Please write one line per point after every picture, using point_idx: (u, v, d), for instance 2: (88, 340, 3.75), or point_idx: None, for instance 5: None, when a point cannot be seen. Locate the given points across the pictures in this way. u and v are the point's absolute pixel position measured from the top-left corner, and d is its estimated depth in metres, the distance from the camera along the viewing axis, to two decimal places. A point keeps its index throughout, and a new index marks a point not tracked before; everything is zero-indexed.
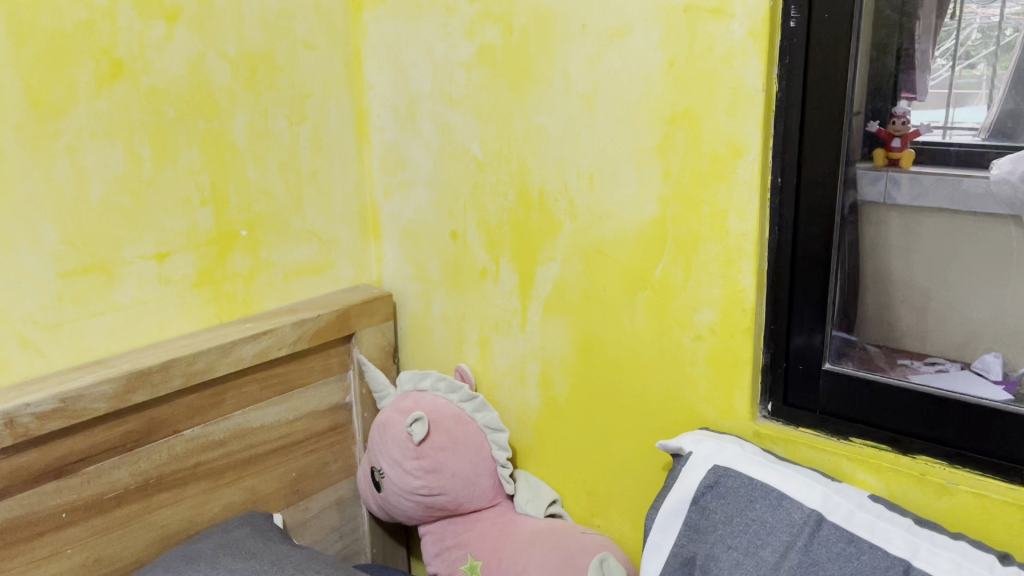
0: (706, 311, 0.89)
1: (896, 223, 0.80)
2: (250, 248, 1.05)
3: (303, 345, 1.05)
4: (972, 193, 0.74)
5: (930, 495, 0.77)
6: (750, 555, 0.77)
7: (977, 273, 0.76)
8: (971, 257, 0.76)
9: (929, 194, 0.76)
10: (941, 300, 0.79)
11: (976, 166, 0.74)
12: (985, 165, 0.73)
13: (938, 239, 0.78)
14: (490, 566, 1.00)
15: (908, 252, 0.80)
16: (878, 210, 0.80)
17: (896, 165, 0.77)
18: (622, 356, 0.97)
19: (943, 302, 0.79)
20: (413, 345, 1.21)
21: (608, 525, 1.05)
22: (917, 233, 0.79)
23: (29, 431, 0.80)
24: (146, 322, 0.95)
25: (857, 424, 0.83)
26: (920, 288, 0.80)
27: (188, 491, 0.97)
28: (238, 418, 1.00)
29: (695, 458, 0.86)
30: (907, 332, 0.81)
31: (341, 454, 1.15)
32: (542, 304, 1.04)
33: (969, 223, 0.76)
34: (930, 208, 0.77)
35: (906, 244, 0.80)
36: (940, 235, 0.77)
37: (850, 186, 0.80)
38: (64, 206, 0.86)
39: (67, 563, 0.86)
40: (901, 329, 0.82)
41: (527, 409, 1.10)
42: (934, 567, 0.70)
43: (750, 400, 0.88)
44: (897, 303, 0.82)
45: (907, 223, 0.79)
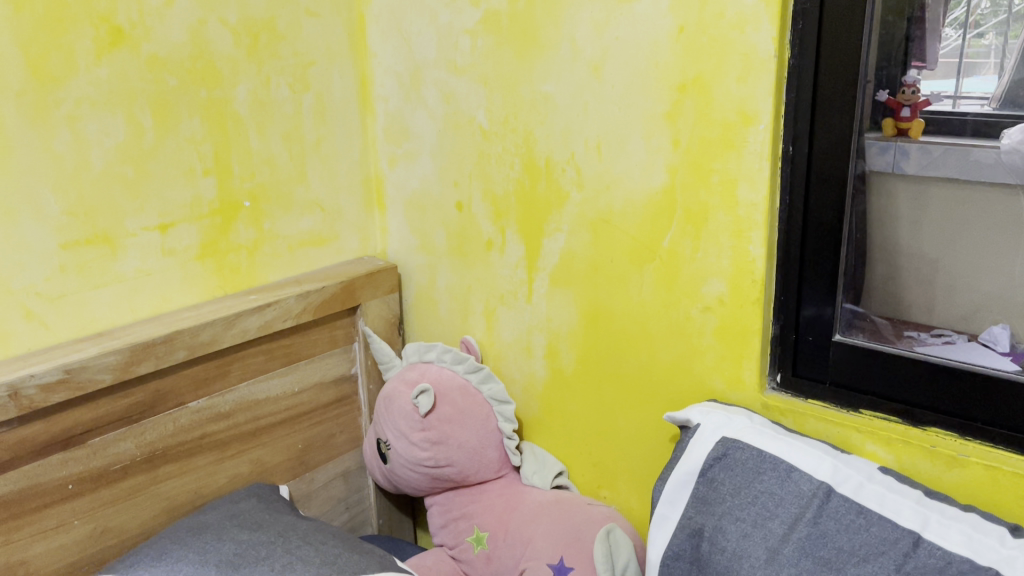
0: (715, 282, 0.87)
1: (904, 194, 0.79)
2: (254, 219, 1.04)
3: (308, 317, 1.04)
4: (982, 163, 0.74)
5: (941, 467, 0.76)
6: (758, 527, 0.77)
7: (985, 244, 0.76)
8: (979, 228, 0.76)
9: (938, 164, 0.76)
10: (948, 272, 0.79)
11: (986, 136, 0.73)
12: (995, 135, 0.73)
13: (947, 210, 0.77)
14: (496, 537, 1.00)
15: (917, 223, 0.79)
16: (887, 180, 0.79)
17: (907, 135, 0.77)
18: (630, 328, 0.96)
19: (951, 274, 0.79)
20: (419, 317, 1.20)
21: (614, 497, 1.05)
22: (926, 204, 0.78)
23: (34, 403, 0.79)
24: (150, 293, 0.95)
25: (867, 396, 0.82)
26: (928, 259, 0.80)
27: (195, 463, 0.97)
28: (244, 390, 1.00)
29: (703, 429, 0.86)
30: (914, 304, 0.81)
31: (347, 426, 1.15)
32: (549, 276, 1.03)
33: (979, 194, 0.75)
34: (938, 178, 0.77)
35: (915, 215, 0.79)
36: (948, 206, 0.77)
37: (860, 155, 0.79)
38: (66, 176, 0.85)
39: (75, 534, 0.86)
40: (908, 300, 0.81)
41: (533, 381, 1.09)
42: (944, 539, 0.70)
43: (759, 371, 0.87)
44: (905, 274, 0.81)
45: (916, 194, 0.79)
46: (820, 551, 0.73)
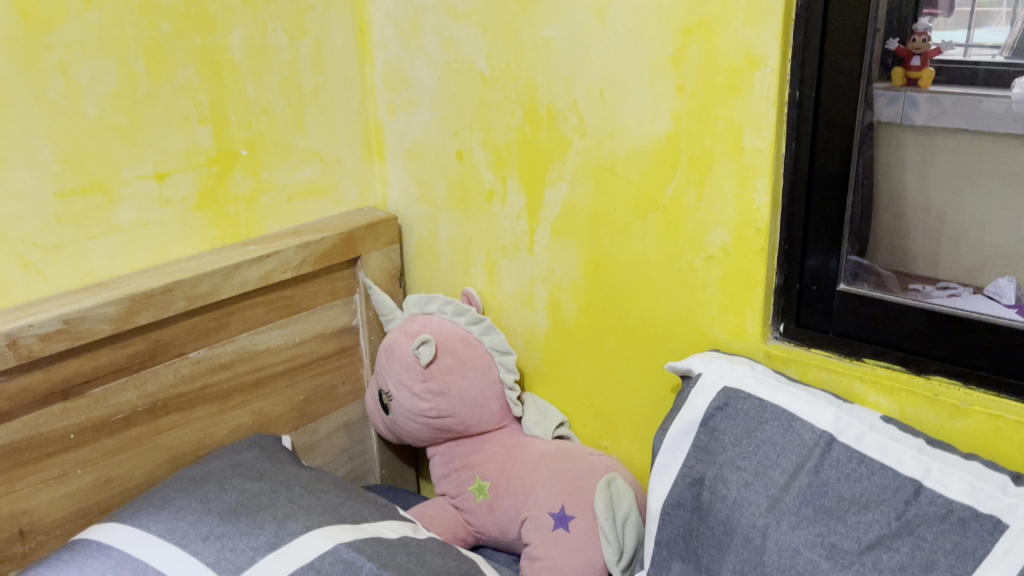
0: (719, 231, 0.86)
1: (912, 143, 0.77)
2: (252, 169, 1.03)
3: (308, 268, 1.03)
4: (992, 114, 0.72)
5: (944, 416, 0.76)
6: (759, 476, 0.77)
7: (994, 196, 0.75)
8: (988, 179, 0.75)
9: (948, 113, 0.74)
10: (954, 224, 0.77)
11: (997, 85, 0.71)
12: (1006, 85, 0.71)
13: (955, 159, 0.75)
14: (497, 487, 1.01)
15: (924, 173, 0.78)
16: (893, 131, 0.78)
17: (916, 85, 0.75)
18: (633, 279, 0.96)
19: (956, 226, 0.77)
20: (420, 269, 1.19)
21: (616, 447, 1.05)
22: (935, 154, 0.76)
23: (33, 353, 0.79)
24: (148, 244, 0.94)
25: (870, 346, 0.82)
26: (935, 210, 0.78)
27: (196, 413, 0.97)
28: (244, 341, 1.00)
29: (705, 379, 0.85)
30: (920, 257, 0.80)
31: (349, 377, 1.15)
32: (551, 226, 1.02)
33: (989, 144, 0.73)
34: (949, 127, 0.75)
35: (923, 166, 0.78)
36: (957, 156, 0.75)
37: (869, 106, 0.77)
38: (59, 124, 0.84)
39: (78, 483, 0.87)
40: (913, 254, 0.80)
41: (535, 332, 1.09)
42: (945, 487, 0.69)
43: (762, 321, 0.86)
44: (911, 227, 0.80)
45: (924, 145, 0.77)
46: (822, 499, 0.73)
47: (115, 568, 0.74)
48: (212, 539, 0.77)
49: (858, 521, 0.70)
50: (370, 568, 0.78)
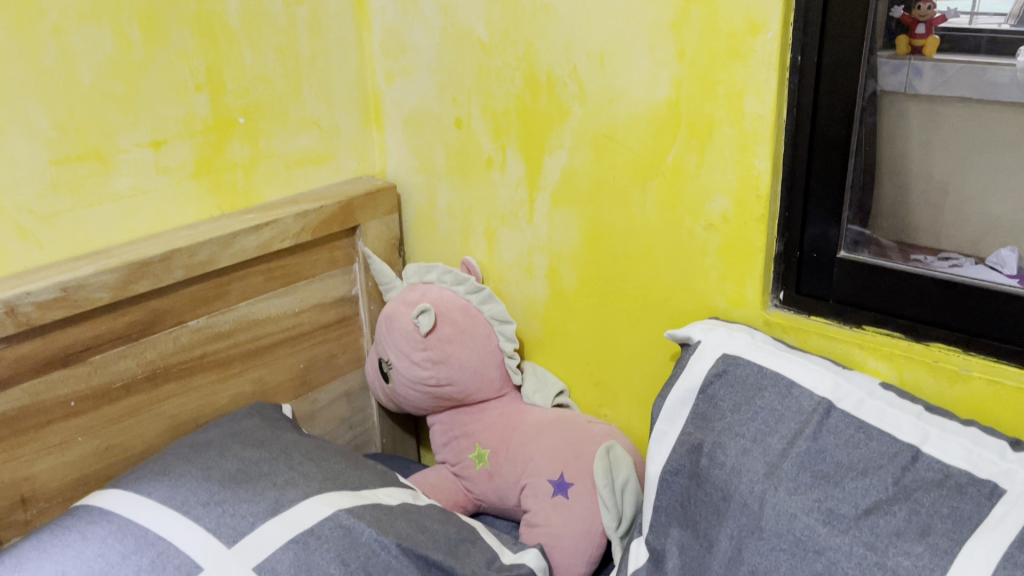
0: (719, 198, 0.86)
1: (916, 114, 0.77)
2: (249, 137, 1.02)
3: (306, 237, 1.03)
4: (997, 83, 0.72)
5: (943, 382, 0.76)
6: (757, 442, 0.77)
7: (997, 165, 0.75)
8: (991, 149, 0.75)
9: (953, 83, 0.74)
10: (957, 197, 0.77)
11: (1002, 54, 0.71)
12: (1011, 53, 0.71)
13: (959, 129, 0.76)
14: (497, 455, 1.01)
15: (927, 144, 0.78)
16: (897, 100, 0.77)
17: (920, 53, 0.74)
18: (633, 247, 0.95)
19: (959, 198, 0.77)
20: (419, 238, 1.19)
21: (615, 415, 1.05)
22: (938, 124, 0.76)
23: (32, 320, 0.79)
24: (146, 212, 0.94)
25: (870, 313, 0.81)
26: (938, 182, 0.78)
27: (196, 381, 0.97)
28: (243, 310, 1.00)
29: (704, 346, 0.85)
30: (922, 228, 0.79)
31: (349, 346, 1.15)
32: (550, 195, 1.01)
33: (992, 112, 0.74)
34: (952, 97, 0.75)
35: (925, 137, 0.77)
36: (960, 126, 0.75)
37: (871, 75, 0.76)
38: (54, 90, 0.83)
39: (80, 450, 0.87)
40: (916, 225, 0.80)
41: (535, 302, 1.09)
42: (944, 453, 0.70)
43: (762, 289, 0.86)
44: (914, 198, 0.79)
45: (927, 115, 0.77)
46: (820, 465, 0.73)
47: (117, 533, 0.74)
48: (213, 505, 0.78)
49: (856, 487, 0.70)
50: (370, 534, 0.79)
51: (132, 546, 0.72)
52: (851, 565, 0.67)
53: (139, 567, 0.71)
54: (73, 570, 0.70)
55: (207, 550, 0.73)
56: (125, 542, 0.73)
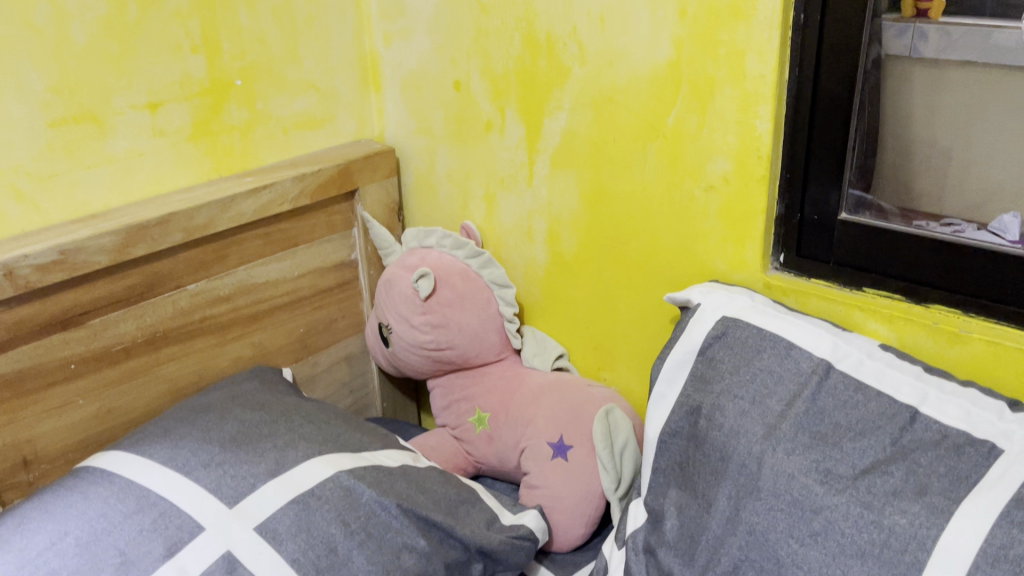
0: (720, 160, 0.85)
1: (920, 79, 0.75)
2: (246, 99, 1.01)
3: (305, 201, 1.02)
4: (1003, 47, 0.69)
5: (943, 344, 0.76)
6: (756, 404, 0.77)
7: (1002, 131, 0.72)
8: (997, 115, 0.72)
9: (957, 46, 0.71)
10: (959, 165, 0.75)
11: (1008, 17, 0.68)
12: (1016, 17, 0.68)
13: (963, 94, 0.73)
14: (497, 418, 1.02)
15: (931, 110, 0.75)
16: (901, 64, 0.75)
17: (925, 16, 0.72)
18: (633, 210, 0.95)
19: (961, 167, 0.75)
20: (418, 203, 1.19)
21: (614, 379, 1.05)
22: (942, 89, 0.74)
23: (31, 284, 0.79)
24: (143, 175, 0.93)
25: (871, 275, 0.81)
26: (941, 148, 0.76)
27: (196, 345, 0.97)
28: (242, 274, 0.99)
29: (703, 309, 0.85)
30: (925, 194, 0.78)
31: (349, 311, 1.15)
32: (550, 158, 1.00)
33: (998, 77, 0.71)
34: (958, 61, 0.72)
35: (929, 103, 0.75)
36: (965, 91, 0.73)
37: (876, 39, 0.75)
38: (48, 51, 0.82)
39: (81, 413, 0.87)
40: (918, 191, 0.78)
41: (535, 266, 1.08)
42: (942, 414, 0.70)
43: (761, 251, 0.86)
44: (916, 164, 0.78)
45: (932, 79, 0.74)
46: (818, 426, 0.73)
47: (118, 493, 0.74)
48: (213, 467, 0.78)
49: (853, 448, 0.70)
50: (370, 495, 0.80)
51: (133, 506, 0.73)
52: (848, 525, 0.67)
53: (141, 527, 0.71)
54: (75, 529, 0.71)
55: (208, 510, 0.74)
56: (127, 503, 0.73)
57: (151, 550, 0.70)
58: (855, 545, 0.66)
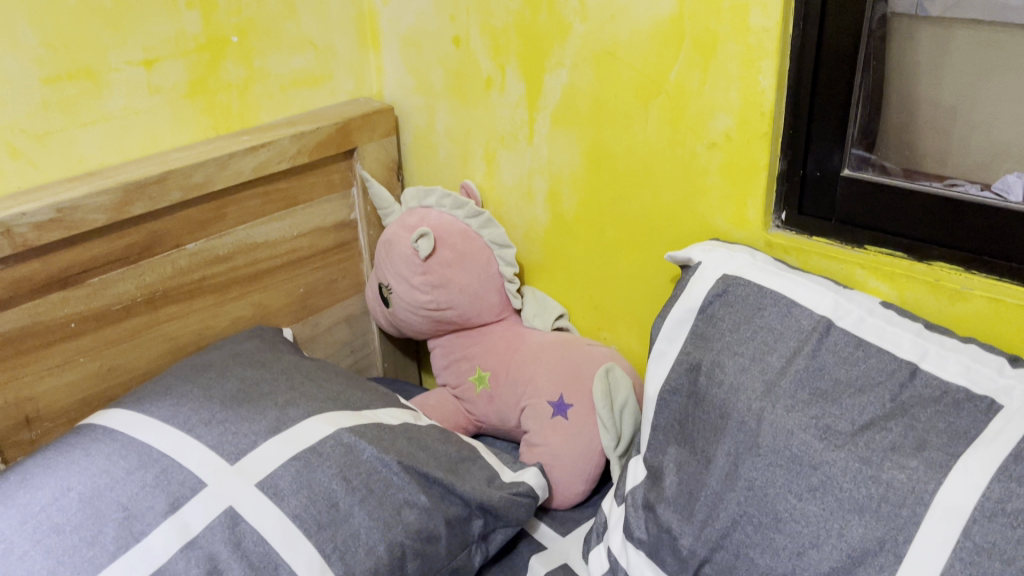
0: (722, 116, 0.84)
1: (927, 37, 0.74)
2: (243, 56, 1.00)
3: (303, 159, 1.02)
4: (1009, 6, 0.68)
5: (944, 301, 0.76)
6: (756, 361, 0.77)
7: (1008, 91, 0.71)
8: (1003, 74, 0.71)
9: (965, 4, 0.70)
10: (964, 123, 0.75)
11: None
12: None
13: (970, 53, 0.72)
14: (497, 377, 1.02)
15: (937, 69, 0.75)
16: (908, 22, 0.74)
17: None
18: (634, 168, 0.94)
19: (966, 125, 0.75)
20: (417, 162, 1.18)
21: (615, 338, 1.06)
22: (949, 48, 0.73)
23: (29, 242, 0.79)
24: (139, 133, 0.92)
25: (873, 232, 0.81)
26: (946, 107, 0.75)
27: (196, 305, 0.97)
28: (241, 233, 0.99)
29: (704, 267, 0.85)
30: (929, 154, 0.78)
31: (349, 271, 1.14)
32: (550, 115, 0.99)
33: (1005, 36, 0.70)
34: (965, 19, 0.71)
35: (935, 62, 0.74)
36: (971, 50, 0.72)
37: None
38: (41, 6, 0.81)
39: (81, 371, 0.88)
40: (923, 151, 0.78)
41: (535, 225, 1.08)
42: (942, 369, 0.70)
43: (763, 209, 0.86)
44: (921, 124, 0.77)
45: (938, 38, 0.73)
46: (818, 383, 0.73)
47: (120, 450, 0.75)
48: (214, 424, 0.78)
49: (853, 404, 0.70)
50: (371, 452, 0.80)
51: (135, 463, 0.73)
52: (846, 480, 0.67)
53: (143, 483, 0.72)
54: (78, 485, 0.71)
55: (210, 467, 0.74)
56: (129, 459, 0.74)
57: (154, 506, 0.70)
58: (854, 500, 0.66)
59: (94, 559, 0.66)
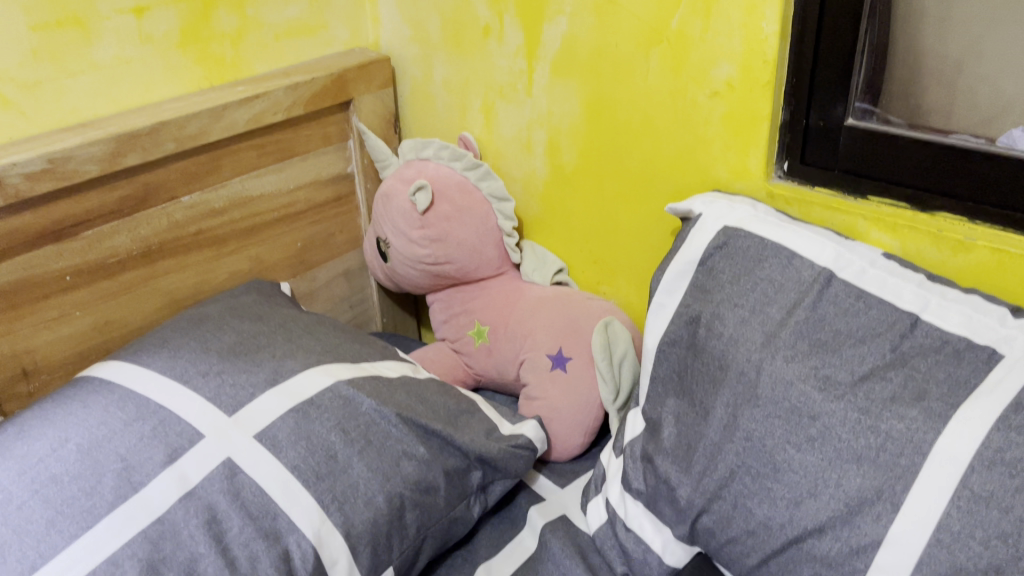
0: (725, 65, 0.83)
1: None
2: (236, 5, 0.97)
3: (299, 111, 1.00)
4: None
5: (947, 253, 0.75)
6: (756, 313, 0.76)
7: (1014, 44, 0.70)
8: (1009, 27, 0.70)
9: None
10: (970, 76, 0.74)
11: None
12: None
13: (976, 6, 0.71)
14: (496, 332, 1.02)
15: (943, 21, 0.74)
16: None
17: None
18: (634, 118, 0.92)
19: (973, 78, 0.74)
20: (415, 114, 1.16)
21: (614, 292, 1.05)
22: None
23: (21, 193, 0.78)
24: (131, 83, 0.91)
25: (875, 183, 0.79)
26: (952, 61, 0.74)
27: (192, 259, 0.96)
28: (237, 186, 0.98)
29: (705, 219, 0.84)
30: (933, 110, 0.76)
31: (346, 226, 1.13)
32: (550, 65, 0.98)
33: None
34: None
35: (942, 14, 0.74)
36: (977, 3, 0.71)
37: None
38: None
39: (78, 324, 0.87)
40: (926, 107, 0.77)
41: (534, 178, 1.07)
42: (943, 320, 0.69)
43: (765, 159, 0.84)
44: (926, 77, 0.76)
45: None
46: (818, 334, 0.73)
47: (118, 402, 0.74)
48: (212, 377, 0.78)
49: (853, 355, 0.70)
50: (370, 404, 0.80)
51: (133, 414, 0.73)
52: (845, 430, 0.67)
53: (141, 434, 0.71)
54: (76, 436, 0.71)
55: (208, 418, 0.74)
56: (127, 411, 0.73)
57: (152, 456, 0.70)
58: (852, 450, 0.66)
59: (93, 509, 0.66)
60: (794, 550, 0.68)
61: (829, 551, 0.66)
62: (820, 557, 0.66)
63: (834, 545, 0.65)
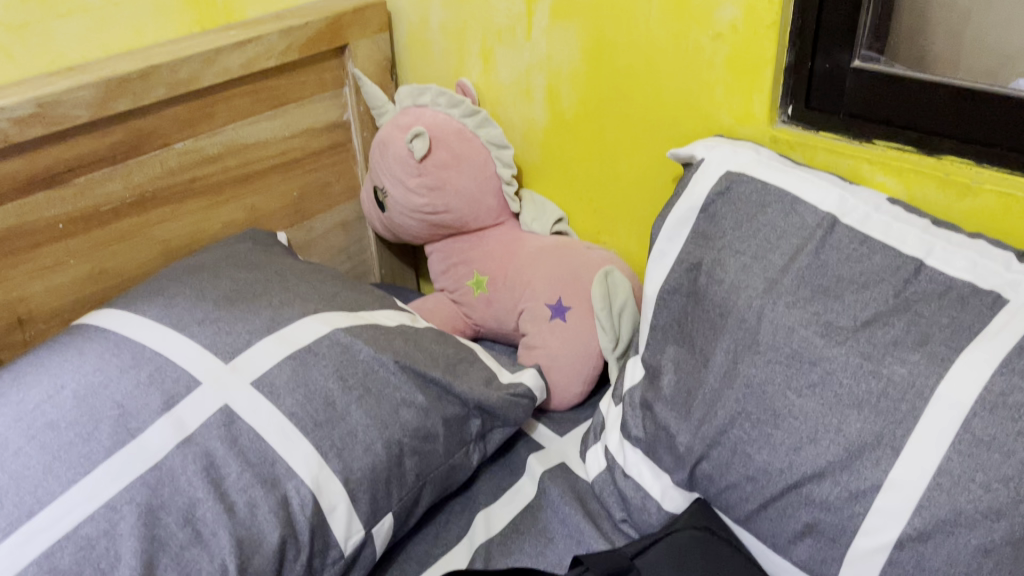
0: (729, 5, 0.80)
1: None
2: None
3: (292, 56, 0.98)
4: None
5: (953, 197, 0.74)
6: (758, 259, 0.75)
7: None
8: None
9: None
10: (979, 24, 0.73)
11: None
12: None
13: None
14: (496, 282, 1.01)
15: None
16: None
17: None
18: (636, 62, 0.90)
19: (981, 25, 0.73)
20: (412, 60, 1.14)
21: (614, 241, 1.04)
22: None
23: (10, 138, 0.76)
24: (120, 26, 0.89)
25: (881, 127, 0.77)
26: (960, 10, 0.74)
27: (187, 207, 0.95)
28: (231, 133, 0.96)
29: (706, 165, 0.83)
30: (940, 58, 0.75)
31: (343, 175, 1.12)
32: (549, 8, 0.95)
33: None
34: None
35: None
36: None
37: None
38: None
39: (73, 273, 0.86)
40: (933, 54, 0.75)
41: (534, 125, 1.05)
42: (947, 265, 0.68)
43: (769, 103, 0.83)
44: (934, 25, 0.75)
45: None
46: (820, 280, 0.71)
47: (114, 349, 0.74)
48: (208, 324, 0.77)
49: (856, 300, 0.69)
50: (367, 352, 0.80)
51: (129, 361, 0.73)
52: (846, 375, 0.66)
53: (138, 381, 0.71)
54: (72, 383, 0.71)
55: (205, 365, 0.73)
56: (122, 358, 0.73)
57: (149, 403, 0.70)
58: (853, 395, 0.66)
59: (91, 455, 0.66)
60: (793, 495, 0.68)
61: (827, 496, 0.66)
62: (818, 501, 0.66)
63: (833, 490, 0.65)
